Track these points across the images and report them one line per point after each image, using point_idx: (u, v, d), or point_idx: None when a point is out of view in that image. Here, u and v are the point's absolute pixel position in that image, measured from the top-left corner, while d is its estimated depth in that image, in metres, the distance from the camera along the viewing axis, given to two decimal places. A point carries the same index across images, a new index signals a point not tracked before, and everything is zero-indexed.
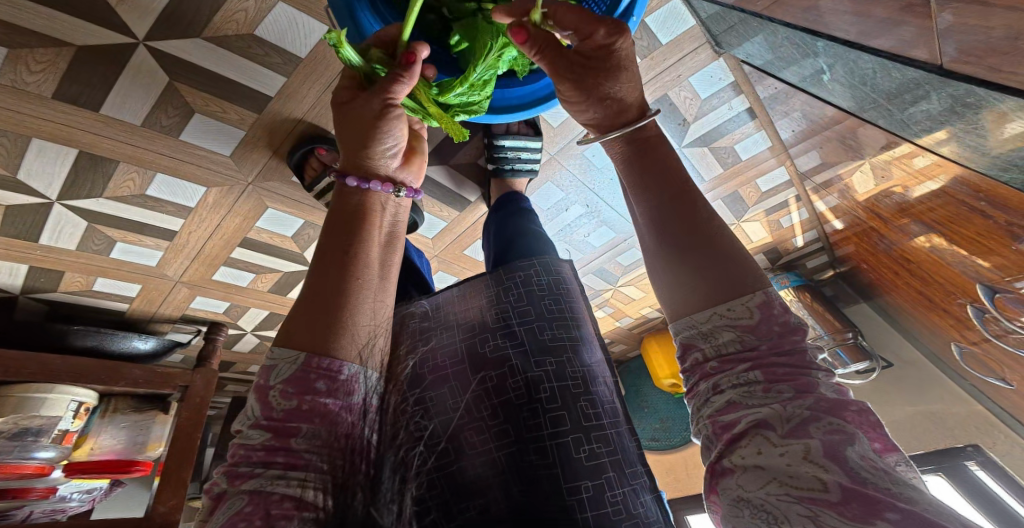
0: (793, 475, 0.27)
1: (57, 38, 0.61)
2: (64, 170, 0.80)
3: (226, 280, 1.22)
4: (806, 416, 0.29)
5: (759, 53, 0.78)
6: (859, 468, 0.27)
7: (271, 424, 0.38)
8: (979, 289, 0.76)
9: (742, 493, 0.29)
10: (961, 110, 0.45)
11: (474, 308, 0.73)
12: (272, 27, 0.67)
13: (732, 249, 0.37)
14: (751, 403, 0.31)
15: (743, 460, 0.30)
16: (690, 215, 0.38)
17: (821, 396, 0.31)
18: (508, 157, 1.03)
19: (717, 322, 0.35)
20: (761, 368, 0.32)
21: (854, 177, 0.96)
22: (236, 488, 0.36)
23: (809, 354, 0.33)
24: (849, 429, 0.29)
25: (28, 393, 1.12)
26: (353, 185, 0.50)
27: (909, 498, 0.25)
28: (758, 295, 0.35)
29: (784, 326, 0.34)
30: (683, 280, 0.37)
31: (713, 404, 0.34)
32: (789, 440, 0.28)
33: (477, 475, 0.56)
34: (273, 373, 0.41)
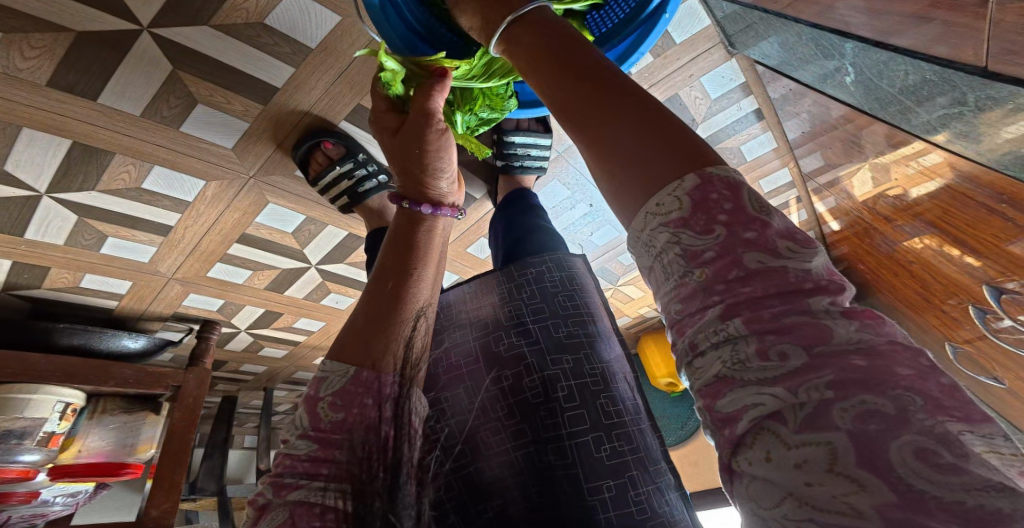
0: (814, 496, 0.18)
1: (55, 22, 0.58)
2: (55, 162, 0.76)
3: (221, 277, 1.19)
4: (824, 395, 0.19)
5: (775, 54, 0.78)
6: (910, 473, 0.17)
7: (317, 436, 0.39)
8: (984, 290, 0.75)
9: (756, 509, 0.21)
10: (988, 112, 0.46)
11: (486, 306, 0.72)
12: (284, 17, 0.64)
13: (658, 123, 0.28)
14: (748, 378, 0.21)
15: (751, 466, 0.21)
16: (607, 94, 0.30)
17: (843, 349, 0.20)
18: (518, 153, 1.02)
19: (648, 222, 0.27)
20: (742, 315, 0.22)
21: (854, 179, 0.98)
22: (280, 498, 0.36)
23: (794, 271, 0.22)
24: (889, 403, 0.18)
25: (10, 393, 1.04)
26: (427, 211, 0.54)
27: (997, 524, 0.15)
28: (690, 179, 0.26)
29: (733, 212, 0.24)
30: (607, 173, 0.29)
31: (698, 373, 0.23)
32: (802, 438, 0.19)
33: (495, 476, 0.55)
34: (324, 384, 0.43)
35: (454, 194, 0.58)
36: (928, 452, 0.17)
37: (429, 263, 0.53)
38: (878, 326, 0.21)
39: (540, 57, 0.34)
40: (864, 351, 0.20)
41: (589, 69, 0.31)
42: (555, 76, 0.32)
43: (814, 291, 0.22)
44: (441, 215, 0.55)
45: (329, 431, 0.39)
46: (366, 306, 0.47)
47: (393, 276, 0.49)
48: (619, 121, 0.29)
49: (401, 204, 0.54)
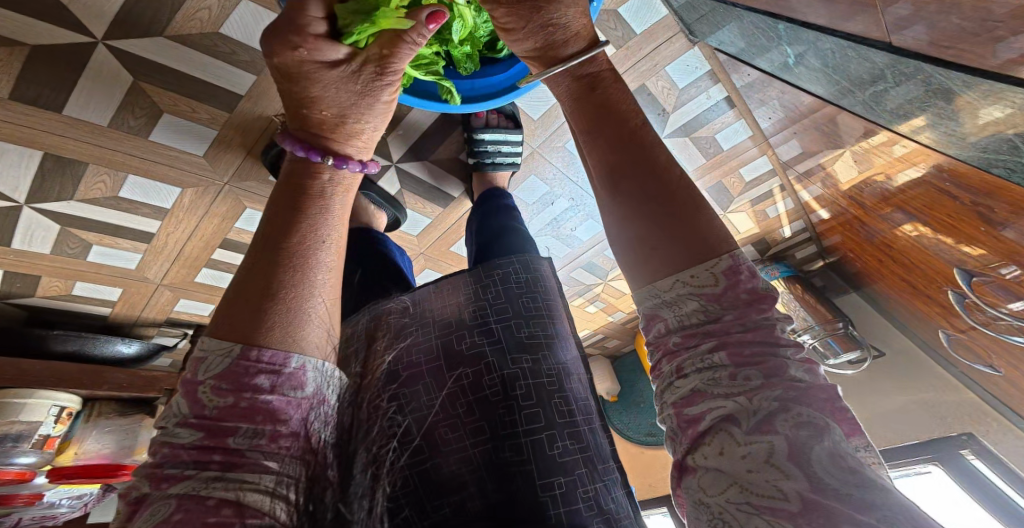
0: (753, 480, 0.26)
1: (9, 37, 0.60)
2: (30, 173, 0.79)
3: (209, 282, 1.21)
4: (773, 409, 0.27)
5: (731, 41, 0.77)
6: (824, 471, 0.25)
7: (202, 424, 0.36)
8: (957, 274, 0.80)
9: (702, 496, 0.28)
10: (936, 96, 0.45)
11: (451, 306, 0.68)
12: (237, 25, 0.66)
13: (695, 207, 0.34)
14: (717, 393, 0.29)
15: (705, 460, 0.29)
16: (652, 163, 0.35)
17: (790, 380, 0.28)
18: (488, 151, 1.01)
19: (682, 290, 0.32)
20: (726, 350, 0.29)
21: (837, 164, 0.95)
22: (159, 492, 0.33)
23: (778, 328, 0.31)
24: (818, 421, 0.27)
25: (7, 398, 1.09)
26: (354, 170, 0.48)
27: (871, 506, 0.23)
28: (724, 260, 0.32)
29: (752, 292, 0.31)
30: (646, 233, 0.34)
31: (676, 390, 0.31)
32: (753, 438, 0.27)
33: (454, 472, 0.53)
34: (203, 366, 0.38)
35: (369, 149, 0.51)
36: (840, 457, 0.25)
37: (344, 238, 0.47)
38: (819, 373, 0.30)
39: (595, 120, 0.38)
40: (802, 388, 0.28)
41: (632, 136, 0.36)
42: (609, 145, 0.36)
43: (784, 338, 0.31)
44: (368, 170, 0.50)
45: (216, 418, 0.36)
46: (251, 281, 0.40)
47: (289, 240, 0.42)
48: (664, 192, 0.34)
49: (317, 159, 0.46)
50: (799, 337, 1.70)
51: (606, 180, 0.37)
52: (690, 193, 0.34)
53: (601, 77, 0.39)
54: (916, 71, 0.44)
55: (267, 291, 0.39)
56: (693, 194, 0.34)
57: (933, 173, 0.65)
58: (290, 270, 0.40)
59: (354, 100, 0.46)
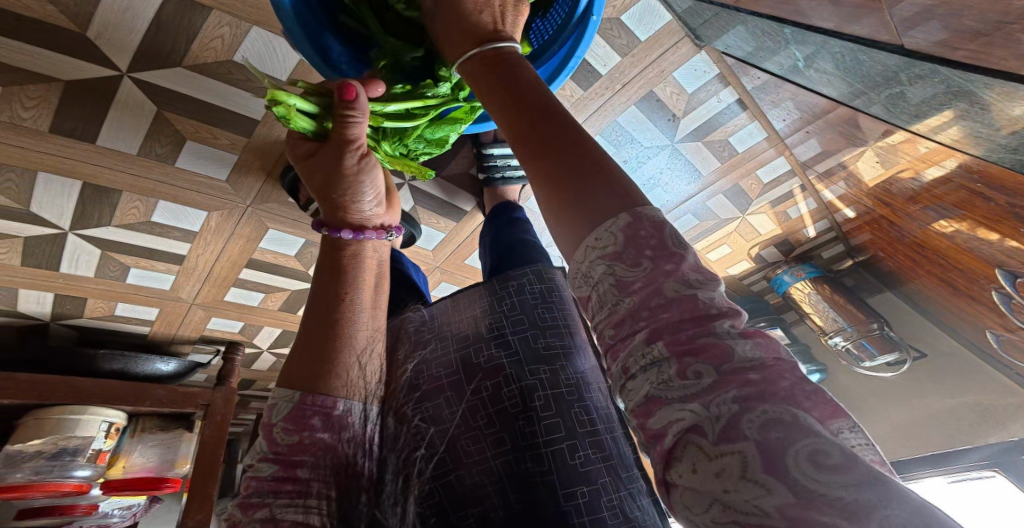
0: (734, 502, 0.19)
1: (45, 74, 0.65)
2: (72, 202, 0.86)
3: (238, 301, 1.27)
4: (734, 411, 0.20)
5: (738, 44, 0.77)
6: (803, 474, 0.18)
7: (277, 458, 0.42)
8: (999, 273, 0.75)
9: (691, 515, 0.21)
10: (958, 93, 0.43)
11: (466, 319, 0.65)
12: (250, 51, 0.70)
13: (593, 167, 0.29)
14: (669, 397, 0.22)
15: (679, 478, 0.21)
16: (556, 128, 0.31)
17: (744, 368, 0.21)
18: (498, 165, 1.03)
19: (590, 257, 0.27)
20: (663, 338, 0.23)
21: (861, 164, 0.91)
22: (248, 517, 0.39)
23: (707, 299, 0.24)
24: (786, 414, 0.19)
25: (63, 415, 1.17)
26: (348, 237, 0.51)
27: (869, 515, 0.16)
28: (623, 218, 0.27)
29: (656, 247, 0.26)
30: (554, 208, 0.30)
31: (631, 395, 0.24)
32: (719, 449, 0.19)
33: (476, 483, 0.48)
34: (276, 411, 0.45)
35: (383, 214, 0.55)
36: (821, 454, 0.18)
37: (371, 286, 0.52)
38: (771, 346, 0.23)
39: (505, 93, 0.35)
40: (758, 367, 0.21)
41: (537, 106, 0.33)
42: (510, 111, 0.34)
43: (715, 310, 0.24)
44: (367, 238, 0.52)
45: (287, 454, 0.42)
46: (313, 337, 0.47)
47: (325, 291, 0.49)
48: (558, 153, 0.30)
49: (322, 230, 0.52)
50: (832, 339, 1.62)
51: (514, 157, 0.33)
52: (590, 153, 0.30)
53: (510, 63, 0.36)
54: (932, 71, 0.42)
55: (322, 342, 0.47)
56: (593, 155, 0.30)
57: (961, 172, 0.62)
58: (336, 323, 0.47)
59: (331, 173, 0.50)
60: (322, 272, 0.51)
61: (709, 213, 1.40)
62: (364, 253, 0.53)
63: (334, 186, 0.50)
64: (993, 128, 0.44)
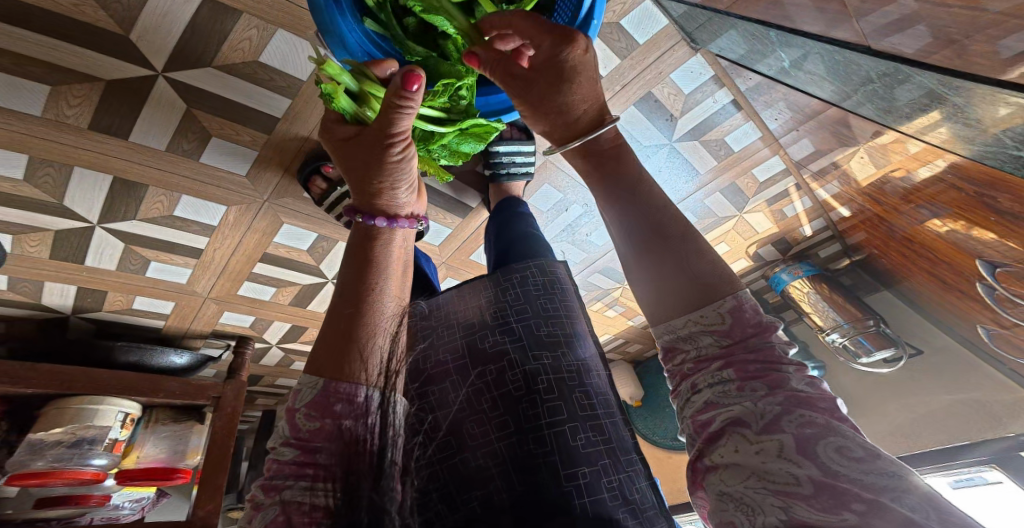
0: (769, 471, 0.28)
1: (90, 75, 0.70)
2: (102, 196, 0.90)
3: (250, 295, 1.31)
4: (778, 412, 0.30)
5: (731, 47, 0.82)
6: (832, 461, 0.27)
7: (298, 442, 0.46)
8: (982, 266, 0.78)
9: (721, 488, 0.31)
10: (933, 93, 0.47)
11: (473, 308, 0.70)
12: (274, 52, 0.75)
13: (699, 252, 0.38)
14: (727, 402, 0.32)
15: (723, 458, 0.31)
16: (661, 220, 0.39)
17: (794, 390, 0.31)
18: (503, 162, 1.07)
19: (694, 327, 0.36)
20: (733, 366, 0.33)
21: (853, 162, 0.94)
22: (271, 497, 0.42)
23: (778, 349, 0.34)
24: (821, 420, 0.29)
25: (82, 404, 1.20)
26: (382, 224, 0.56)
27: (879, 488, 0.25)
28: (728, 301, 0.36)
29: (755, 326, 0.35)
30: (664, 282, 0.38)
31: (694, 403, 0.35)
32: (762, 437, 0.30)
33: (479, 466, 0.52)
34: (299, 396, 0.49)
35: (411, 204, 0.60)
36: (848, 449, 0.28)
37: (397, 275, 0.56)
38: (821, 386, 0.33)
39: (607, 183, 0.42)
40: (807, 394, 0.31)
41: (645, 199, 0.40)
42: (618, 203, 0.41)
43: (786, 358, 0.34)
44: (399, 226, 0.57)
45: (308, 439, 0.46)
46: (335, 331, 0.51)
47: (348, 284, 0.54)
48: (671, 242, 0.38)
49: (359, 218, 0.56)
50: (829, 335, 1.64)
51: (625, 245, 0.41)
52: (700, 250, 0.38)
53: (611, 146, 0.43)
54: (898, 70, 0.47)
55: (347, 336, 0.50)
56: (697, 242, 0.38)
57: (944, 170, 0.66)
58: (361, 317, 0.50)
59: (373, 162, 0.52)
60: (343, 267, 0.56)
61: (707, 212, 1.44)
62: (392, 241, 0.57)
63: (373, 174, 0.53)
64: (963, 124, 0.48)
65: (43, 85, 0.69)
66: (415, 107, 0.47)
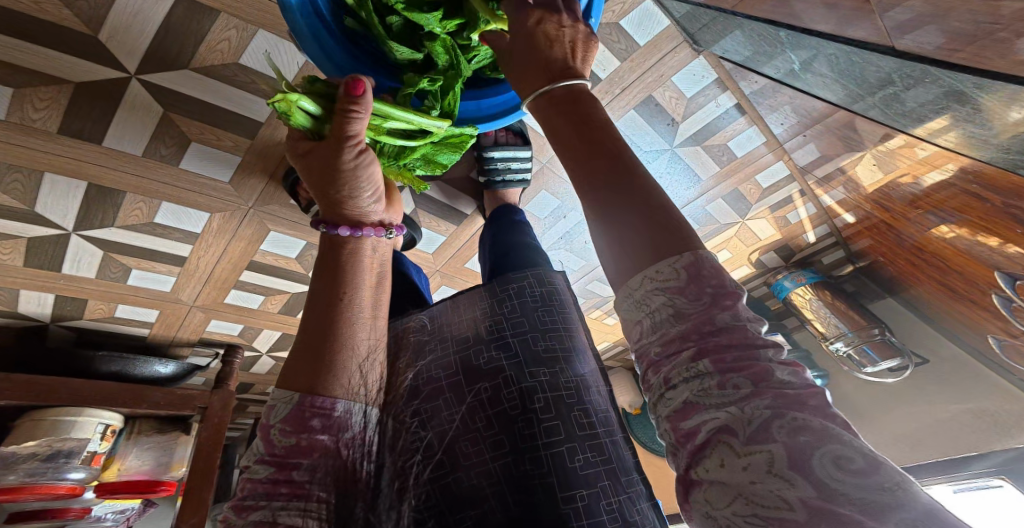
0: (757, 495, 0.22)
1: (57, 76, 0.66)
2: (76, 202, 0.86)
3: (238, 304, 1.27)
4: (767, 417, 0.23)
5: (736, 49, 0.78)
6: (829, 477, 0.21)
7: (273, 459, 0.42)
8: (999, 277, 0.75)
9: (709, 511, 0.25)
10: (958, 97, 0.44)
11: (466, 321, 0.65)
12: (254, 54, 0.71)
13: (654, 202, 0.32)
14: (706, 404, 0.25)
15: (707, 473, 0.25)
16: (614, 169, 0.34)
17: (781, 386, 0.25)
18: (498, 169, 1.02)
19: (648, 287, 0.30)
20: (709, 356, 0.26)
21: (861, 168, 0.91)
22: (243, 519, 0.39)
23: (752, 329, 0.28)
24: (815, 425, 0.23)
25: (59, 416, 1.15)
26: (345, 233, 0.52)
27: (885, 511, 0.19)
28: (687, 256, 0.30)
29: (717, 287, 0.28)
30: (618, 234, 0.32)
31: (667, 402, 0.28)
32: (750, 449, 0.23)
33: (472, 485, 0.46)
34: (273, 413, 0.45)
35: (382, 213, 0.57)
36: (846, 459, 0.21)
37: (369, 287, 0.53)
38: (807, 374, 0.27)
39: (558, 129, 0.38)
40: (795, 390, 0.25)
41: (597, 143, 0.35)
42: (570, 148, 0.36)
43: (762, 339, 0.27)
44: (364, 234, 0.54)
45: (283, 456, 0.42)
46: (311, 342, 0.48)
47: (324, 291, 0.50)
48: (626, 192, 0.32)
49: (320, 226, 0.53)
50: (832, 344, 1.60)
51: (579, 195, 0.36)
52: (654, 200, 0.32)
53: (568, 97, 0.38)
54: (927, 72, 0.44)
55: (325, 347, 0.47)
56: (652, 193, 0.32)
57: (960, 175, 0.63)
58: (338, 329, 0.48)
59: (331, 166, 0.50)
60: (320, 277, 0.52)
61: (709, 218, 1.40)
62: (361, 250, 0.54)
63: (334, 182, 0.51)
64: (988, 129, 0.45)
65: (6, 87, 0.65)
66: (366, 113, 0.48)
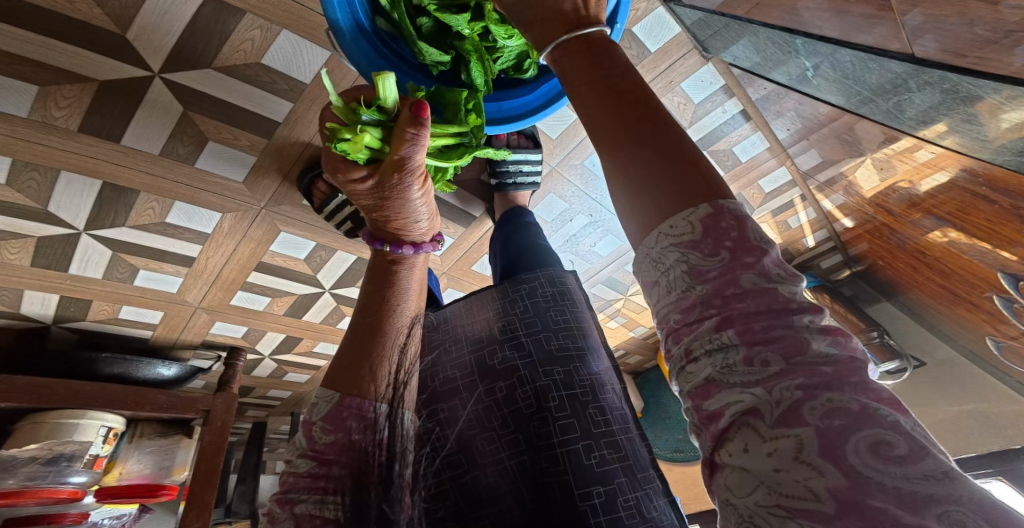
0: (783, 484, 0.21)
1: (82, 74, 0.67)
2: (90, 201, 0.86)
3: (244, 305, 1.26)
4: (797, 398, 0.22)
5: (746, 56, 0.81)
6: (861, 463, 0.20)
7: (314, 454, 0.44)
8: (1002, 278, 0.77)
9: (731, 495, 0.23)
10: (970, 100, 0.46)
11: (480, 322, 0.64)
12: (278, 55, 0.72)
13: (682, 156, 0.31)
14: (733, 381, 0.24)
15: (731, 457, 0.23)
16: (648, 121, 0.32)
17: (816, 361, 0.23)
18: (510, 171, 1.03)
19: (664, 243, 0.29)
20: (736, 327, 0.24)
21: (860, 172, 0.94)
22: (285, 511, 0.40)
23: (784, 294, 0.25)
24: (853, 406, 0.21)
25: (62, 419, 1.13)
26: (410, 252, 0.57)
27: (923, 501, 0.18)
28: (703, 208, 0.28)
29: (738, 240, 0.27)
30: (634, 180, 0.31)
31: (690, 377, 0.26)
32: (777, 433, 0.22)
33: (491, 486, 0.47)
34: (314, 410, 0.48)
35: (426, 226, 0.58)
36: (885, 445, 0.20)
37: (414, 299, 0.58)
38: (849, 345, 0.24)
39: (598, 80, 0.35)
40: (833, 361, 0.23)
41: (634, 94, 0.33)
42: (597, 98, 0.34)
43: (798, 304, 0.25)
44: (423, 251, 0.59)
45: (323, 451, 0.44)
46: (355, 346, 0.52)
47: (373, 307, 0.55)
48: (654, 146, 0.31)
49: (383, 247, 0.57)
50: None
51: (604, 145, 0.33)
52: (680, 153, 0.31)
53: (608, 51, 0.37)
54: (941, 77, 0.46)
55: (366, 349, 0.51)
56: (681, 145, 0.31)
57: (965, 176, 0.65)
58: (381, 336, 0.51)
59: (390, 199, 0.49)
60: (367, 290, 0.57)
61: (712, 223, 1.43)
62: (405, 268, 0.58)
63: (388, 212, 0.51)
64: (998, 128, 0.47)
65: (31, 85, 0.66)
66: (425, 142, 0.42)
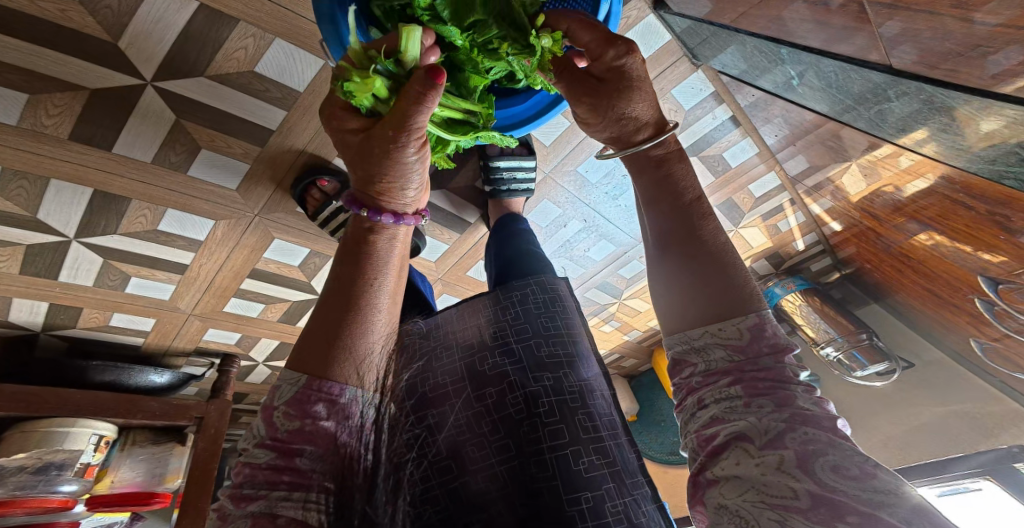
0: (767, 484, 0.25)
1: (73, 83, 0.67)
2: (81, 208, 0.86)
3: (237, 312, 1.25)
4: (783, 428, 0.27)
5: (733, 63, 0.82)
6: (829, 476, 0.25)
7: (275, 444, 0.38)
8: (982, 281, 0.79)
9: (720, 501, 0.27)
10: (945, 111, 0.48)
11: (472, 328, 0.64)
12: (271, 63, 0.72)
13: (727, 267, 0.34)
14: (733, 417, 0.29)
15: (724, 470, 0.28)
16: (697, 234, 0.35)
17: (803, 411, 0.28)
18: (503, 178, 1.04)
19: (709, 340, 0.33)
20: (743, 383, 0.30)
21: (845, 178, 0.96)
22: (239, 509, 0.35)
23: (788, 370, 0.31)
24: (824, 438, 0.26)
25: (50, 428, 1.11)
26: (388, 222, 0.43)
27: (880, 505, 0.23)
28: (751, 318, 0.32)
29: (774, 350, 0.31)
30: (682, 291, 0.34)
31: (698, 419, 0.32)
32: (765, 451, 0.27)
33: (481, 491, 0.46)
34: (278, 395, 0.42)
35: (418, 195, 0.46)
36: (844, 467, 0.25)
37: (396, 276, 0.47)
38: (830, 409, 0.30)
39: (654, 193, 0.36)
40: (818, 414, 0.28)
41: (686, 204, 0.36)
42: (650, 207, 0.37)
43: (797, 379, 0.31)
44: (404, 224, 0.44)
45: (285, 441, 0.38)
46: (323, 326, 0.43)
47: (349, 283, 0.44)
48: (705, 259, 0.34)
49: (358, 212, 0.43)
50: (823, 349, 1.63)
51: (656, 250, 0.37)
52: (730, 268, 0.34)
53: (670, 159, 0.37)
54: (912, 88, 0.48)
55: (339, 336, 0.42)
56: (728, 259, 0.34)
57: (943, 183, 0.67)
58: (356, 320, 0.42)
59: (379, 158, 0.39)
60: (342, 258, 0.46)
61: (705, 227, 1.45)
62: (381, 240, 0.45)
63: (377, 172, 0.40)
64: (972, 138, 0.49)
65: (22, 93, 0.66)
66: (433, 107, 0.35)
